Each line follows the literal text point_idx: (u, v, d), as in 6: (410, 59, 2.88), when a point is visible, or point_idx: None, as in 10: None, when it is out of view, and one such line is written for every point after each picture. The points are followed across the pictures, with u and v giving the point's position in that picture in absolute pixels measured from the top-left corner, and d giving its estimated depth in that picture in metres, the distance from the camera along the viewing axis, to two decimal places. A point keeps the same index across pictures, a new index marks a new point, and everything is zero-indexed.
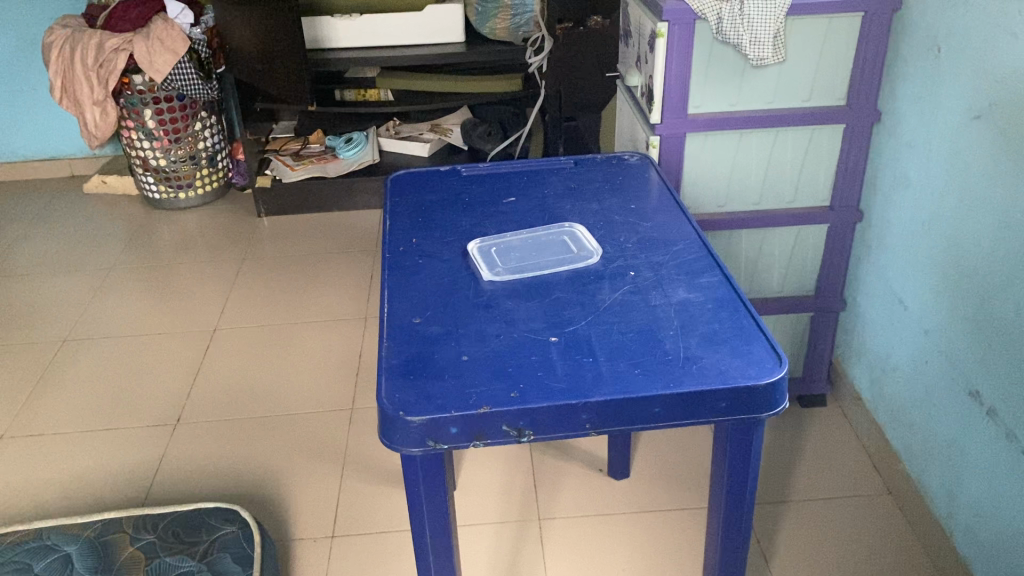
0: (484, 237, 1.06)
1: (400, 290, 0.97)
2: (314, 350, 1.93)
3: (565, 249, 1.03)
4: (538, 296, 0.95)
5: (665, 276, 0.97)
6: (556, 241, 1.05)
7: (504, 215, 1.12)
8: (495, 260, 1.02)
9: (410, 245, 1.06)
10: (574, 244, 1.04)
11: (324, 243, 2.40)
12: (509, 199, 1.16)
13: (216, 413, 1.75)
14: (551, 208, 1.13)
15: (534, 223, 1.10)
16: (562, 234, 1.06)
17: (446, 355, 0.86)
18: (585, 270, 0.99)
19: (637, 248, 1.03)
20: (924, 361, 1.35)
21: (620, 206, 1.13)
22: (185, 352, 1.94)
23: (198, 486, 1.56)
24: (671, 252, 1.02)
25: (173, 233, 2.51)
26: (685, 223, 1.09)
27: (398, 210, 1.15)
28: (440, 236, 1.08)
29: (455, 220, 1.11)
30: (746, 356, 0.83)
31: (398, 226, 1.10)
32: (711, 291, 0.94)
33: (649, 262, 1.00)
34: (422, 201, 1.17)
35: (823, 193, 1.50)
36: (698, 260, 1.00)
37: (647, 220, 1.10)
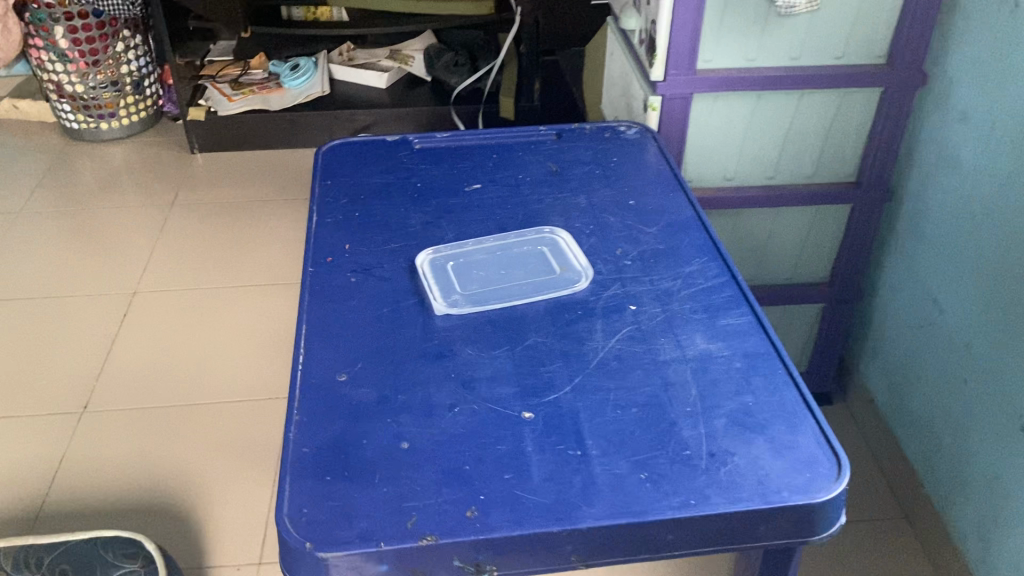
0: (438, 247, 0.81)
1: (322, 326, 0.72)
2: (249, 322, 1.67)
3: (543, 271, 0.78)
4: (509, 341, 0.71)
5: (677, 315, 0.73)
6: (533, 255, 0.80)
7: (466, 213, 0.87)
8: (452, 280, 0.77)
9: (341, 255, 0.81)
10: (556, 259, 0.79)
11: (268, 186, 2.12)
12: (473, 186, 0.91)
13: (129, 400, 1.50)
14: (525, 203, 0.88)
15: (505, 224, 0.85)
16: (542, 243, 0.82)
17: (376, 439, 0.62)
18: (569, 302, 0.75)
19: (638, 269, 0.79)
20: (963, 380, 1.15)
21: (612, 201, 0.88)
22: (96, 321, 1.68)
23: (102, 496, 1.32)
24: (681, 275, 0.78)
25: (94, 170, 2.20)
26: (697, 230, 0.84)
27: (327, 200, 0.89)
28: (381, 241, 0.83)
29: (402, 218, 0.86)
30: (792, 454, 0.60)
31: (326, 224, 0.85)
32: (739, 342, 0.70)
33: (656, 290, 0.76)
34: (360, 185, 0.91)
35: (849, 166, 1.25)
36: (718, 289, 0.76)
37: (651, 223, 0.85)
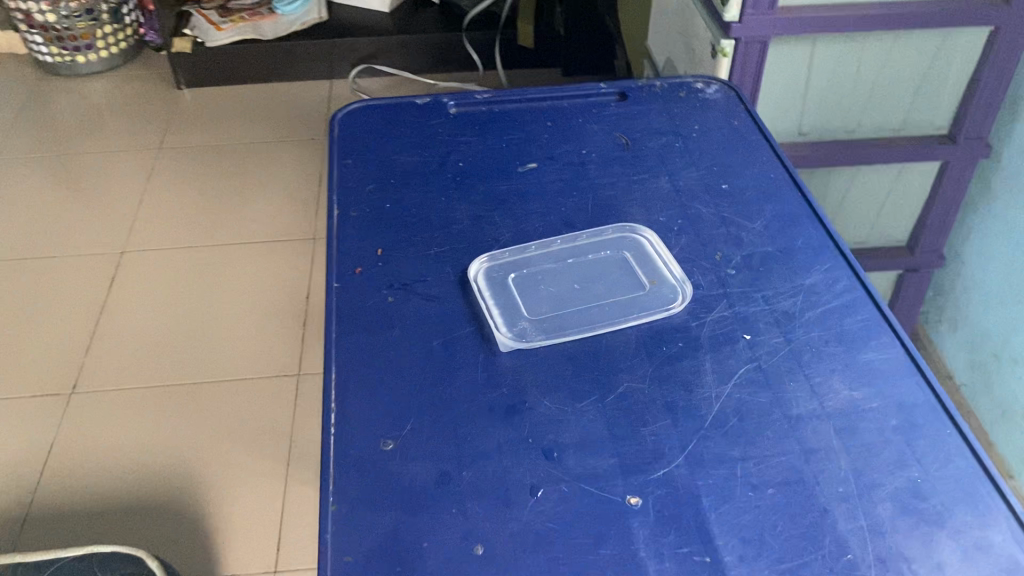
0: (493, 253, 0.65)
1: (358, 368, 0.57)
2: (252, 286, 1.52)
3: (629, 288, 0.63)
4: (597, 388, 0.56)
5: (805, 348, 0.58)
6: (613, 263, 0.65)
7: (523, 205, 0.70)
8: (517, 301, 0.62)
9: (373, 264, 0.65)
10: (644, 270, 0.64)
11: (264, 127, 1.93)
12: (528, 166, 0.74)
13: (122, 378, 1.35)
14: (594, 189, 0.72)
15: (572, 220, 0.69)
16: (623, 246, 0.66)
17: (441, 539, 0.48)
18: (665, 330, 0.60)
19: (745, 281, 0.63)
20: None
21: (700, 185, 0.72)
22: (83, 286, 1.52)
23: (96, 492, 1.19)
24: (802, 289, 0.62)
25: (72, 108, 2.00)
26: (812, 224, 0.68)
27: (349, 185, 0.72)
28: (421, 243, 0.67)
29: (444, 211, 0.70)
30: (986, 561, 0.47)
31: (351, 220, 0.69)
32: (889, 388, 0.55)
33: (773, 311, 0.61)
34: (389, 165, 0.74)
35: (942, 117, 1.08)
36: (850, 308, 0.61)
37: (752, 215, 0.69)
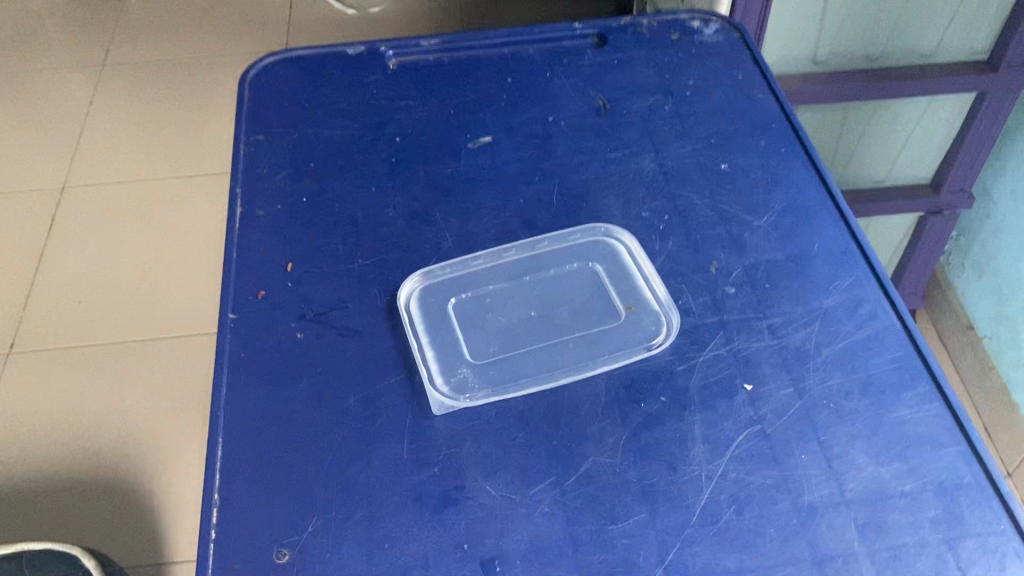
0: (431, 268, 0.52)
1: (253, 437, 0.45)
2: (205, 226, 1.39)
3: (598, 318, 0.50)
4: (555, 466, 0.44)
5: (820, 402, 0.46)
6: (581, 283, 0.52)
7: (472, 196, 0.57)
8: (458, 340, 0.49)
9: (281, 285, 0.52)
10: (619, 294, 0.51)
11: (219, 36, 1.75)
12: (480, 141, 0.60)
13: (65, 334, 1.24)
14: (561, 174, 0.58)
15: (533, 219, 0.55)
16: (594, 260, 0.53)
17: None
18: (645, 378, 0.47)
19: (747, 304, 0.50)
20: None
21: (693, 166, 0.58)
22: (21, 225, 1.39)
23: (34, 464, 1.09)
24: (818, 317, 0.50)
25: (7, 16, 1.81)
26: (831, 220, 0.55)
27: (257, 171, 0.58)
28: (342, 253, 0.53)
29: (375, 206, 0.56)
30: None
31: (258, 222, 0.55)
32: (926, 460, 0.43)
33: (782, 348, 0.48)
34: (310, 141, 0.60)
35: (983, 41, 0.92)
36: (879, 343, 0.48)
37: (758, 208, 0.55)
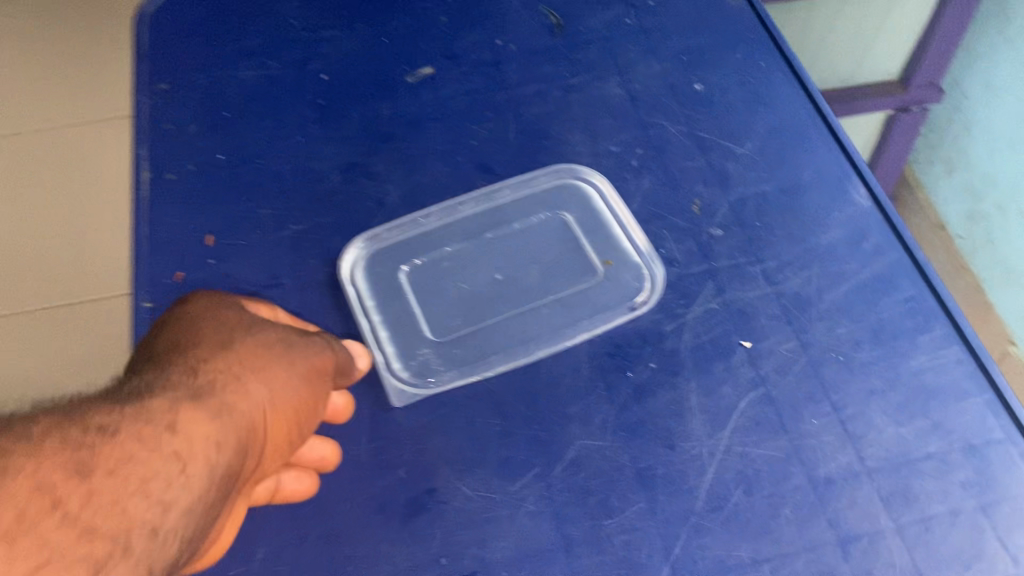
0: (375, 231, 0.46)
1: None
2: None
3: (574, 275, 0.44)
4: (537, 455, 0.38)
5: (829, 356, 0.41)
6: (551, 238, 0.46)
7: (415, 141, 0.49)
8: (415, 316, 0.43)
9: (201, 264, 0.45)
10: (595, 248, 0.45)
11: None
12: (421, 73, 0.52)
13: None
14: (516, 106, 0.50)
15: (488, 163, 0.48)
16: (563, 209, 0.47)
17: None
18: (630, 343, 0.41)
19: (737, 247, 0.44)
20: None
21: (664, 87, 0.51)
22: None
23: None
24: (819, 256, 0.44)
25: None
26: (823, 141, 0.48)
27: (162, 127, 0.50)
28: (270, 220, 0.46)
29: (304, 161, 0.48)
30: None
31: (168, 188, 0.47)
32: (950, 414, 0.39)
33: (780, 297, 0.43)
34: (221, 87, 0.52)
35: None
36: (888, 282, 0.43)
37: (740, 133, 0.49)
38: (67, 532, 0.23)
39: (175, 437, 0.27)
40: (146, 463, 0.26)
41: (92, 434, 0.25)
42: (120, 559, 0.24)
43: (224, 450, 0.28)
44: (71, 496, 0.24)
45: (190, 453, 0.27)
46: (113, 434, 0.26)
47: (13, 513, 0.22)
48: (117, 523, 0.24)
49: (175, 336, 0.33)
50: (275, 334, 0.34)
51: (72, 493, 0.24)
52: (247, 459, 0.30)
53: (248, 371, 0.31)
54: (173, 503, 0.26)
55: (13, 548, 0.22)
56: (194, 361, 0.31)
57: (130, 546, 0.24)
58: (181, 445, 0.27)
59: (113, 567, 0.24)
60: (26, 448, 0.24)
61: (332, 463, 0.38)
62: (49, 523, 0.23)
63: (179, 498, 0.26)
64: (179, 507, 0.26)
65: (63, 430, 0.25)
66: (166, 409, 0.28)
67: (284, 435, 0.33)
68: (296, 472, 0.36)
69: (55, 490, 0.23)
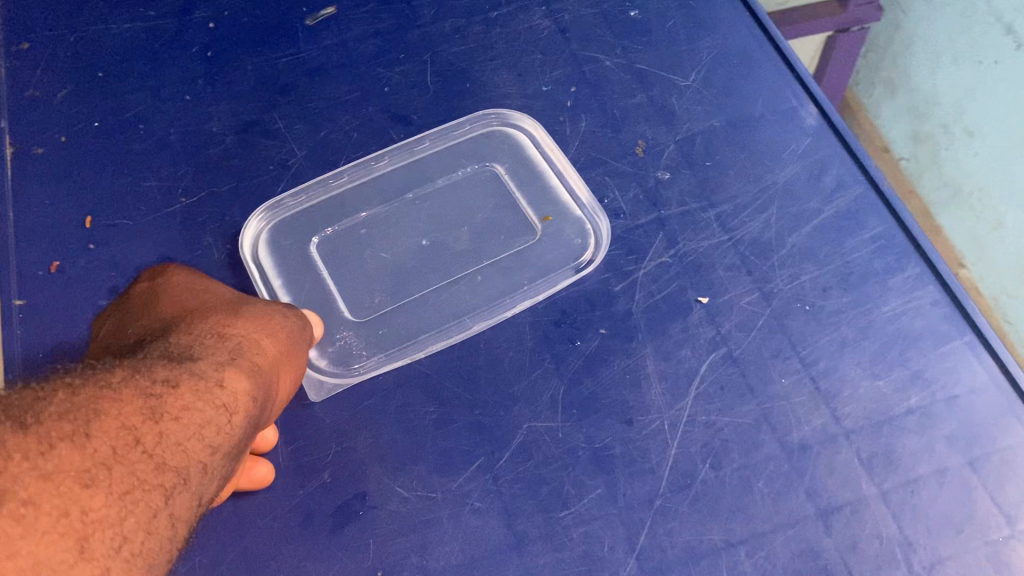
0: (279, 199, 0.40)
1: None
2: None
3: (509, 236, 0.39)
4: (480, 443, 0.34)
5: (794, 306, 0.37)
6: (477, 194, 0.41)
7: (319, 92, 0.43)
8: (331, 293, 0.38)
9: (80, 251, 0.39)
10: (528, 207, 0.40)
11: None
12: (321, 15, 0.46)
13: None
14: (432, 47, 0.45)
15: (404, 113, 0.43)
16: (488, 164, 0.42)
17: None
18: (575, 307, 0.37)
19: (687, 192, 0.40)
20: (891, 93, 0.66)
21: (594, 16, 0.46)
22: None
23: None
24: (776, 194, 0.40)
25: None
26: (772, 68, 0.44)
27: (24, 95, 0.43)
28: (158, 194, 0.40)
29: (193, 125, 0.42)
30: None
31: (34, 165, 0.41)
32: (930, 362, 0.35)
33: (737, 245, 0.38)
34: (91, 42, 0.45)
35: None
36: (852, 219, 0.39)
37: (681, 62, 0.44)
38: (147, 465, 0.22)
39: (225, 388, 0.26)
40: (203, 407, 0.25)
41: (160, 383, 0.24)
42: (181, 491, 0.23)
43: (261, 402, 0.27)
44: (148, 434, 0.23)
45: (238, 401, 0.26)
46: (175, 384, 0.25)
47: (109, 445, 0.22)
48: (182, 457, 0.23)
49: (160, 309, 0.31)
50: (268, 301, 0.33)
51: (147, 431, 0.23)
52: (267, 420, 0.29)
53: (261, 337, 0.30)
54: (220, 447, 0.25)
55: (107, 470, 0.21)
56: (204, 322, 0.29)
57: (189, 479, 0.23)
58: (229, 390, 0.26)
59: (179, 498, 0.23)
60: (98, 387, 0.23)
61: (269, 444, 0.33)
62: (135, 457, 0.22)
63: (230, 443, 0.25)
64: (226, 450, 0.25)
65: (134, 376, 0.24)
66: (215, 363, 0.26)
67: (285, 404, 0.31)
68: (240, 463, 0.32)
69: (135, 443, 0.22)
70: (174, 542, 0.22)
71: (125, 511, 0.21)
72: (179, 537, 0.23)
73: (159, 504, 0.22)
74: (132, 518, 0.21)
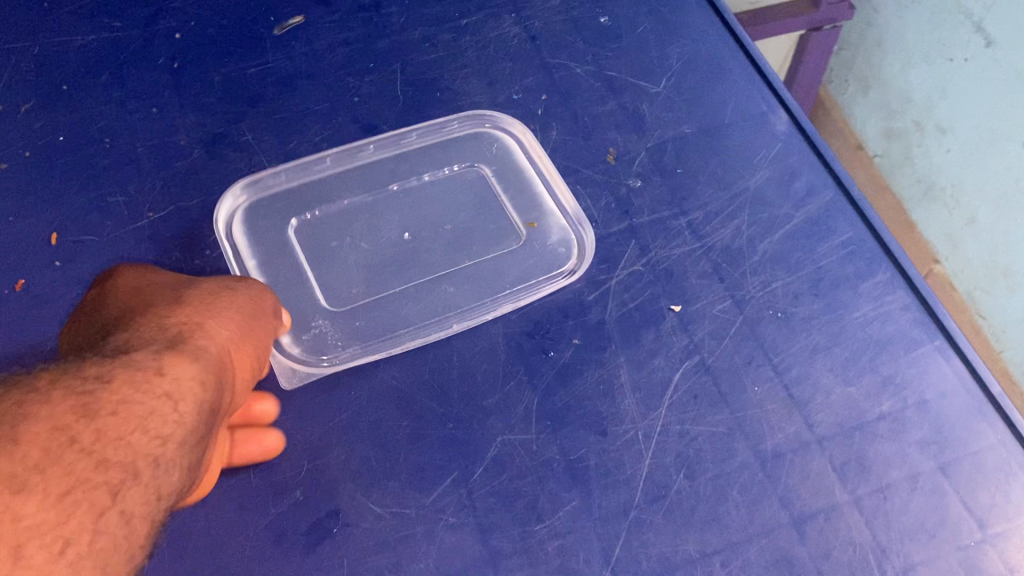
0: (260, 176, 0.41)
1: None
2: None
3: (494, 231, 0.40)
4: (453, 457, 0.34)
5: (766, 314, 0.37)
6: (459, 189, 0.41)
7: (288, 104, 0.43)
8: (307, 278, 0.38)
9: (46, 269, 0.38)
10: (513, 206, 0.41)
11: None
12: (288, 25, 0.45)
13: None
14: (401, 56, 0.44)
15: (374, 124, 0.42)
16: (470, 158, 0.42)
17: None
18: (548, 318, 0.37)
19: (658, 200, 0.40)
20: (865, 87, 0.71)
21: (564, 23, 0.46)
22: None
23: None
24: (747, 200, 0.40)
25: None
26: (744, 74, 0.44)
27: None
28: (125, 210, 0.40)
29: (161, 138, 0.42)
30: None
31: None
32: (901, 367, 0.36)
33: (708, 253, 0.38)
34: (55, 55, 0.44)
35: None
36: (822, 226, 0.39)
37: (651, 70, 0.44)
38: (85, 464, 0.22)
39: (166, 376, 0.25)
40: (144, 400, 0.24)
41: (94, 378, 0.24)
42: (132, 484, 0.23)
43: (212, 386, 0.27)
44: (84, 431, 0.22)
45: (183, 390, 0.26)
46: (111, 377, 0.24)
47: (37, 450, 0.21)
48: (127, 451, 0.23)
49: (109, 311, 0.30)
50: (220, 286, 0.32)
51: (83, 428, 0.22)
52: (224, 404, 0.29)
53: (207, 323, 0.29)
54: (171, 436, 0.25)
55: (48, 470, 0.21)
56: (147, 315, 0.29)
57: (141, 474, 0.23)
58: (170, 380, 0.26)
59: (128, 493, 0.23)
60: (24, 391, 0.22)
61: (270, 417, 0.34)
62: (69, 457, 0.22)
63: (178, 432, 0.25)
64: (178, 440, 0.25)
65: (62, 375, 0.23)
66: (152, 355, 0.26)
67: (242, 395, 0.31)
68: (247, 433, 0.33)
69: (67, 447, 0.22)
70: (128, 539, 0.22)
71: (65, 514, 0.21)
72: (136, 532, 0.23)
73: (106, 502, 0.22)
74: (75, 519, 0.21)
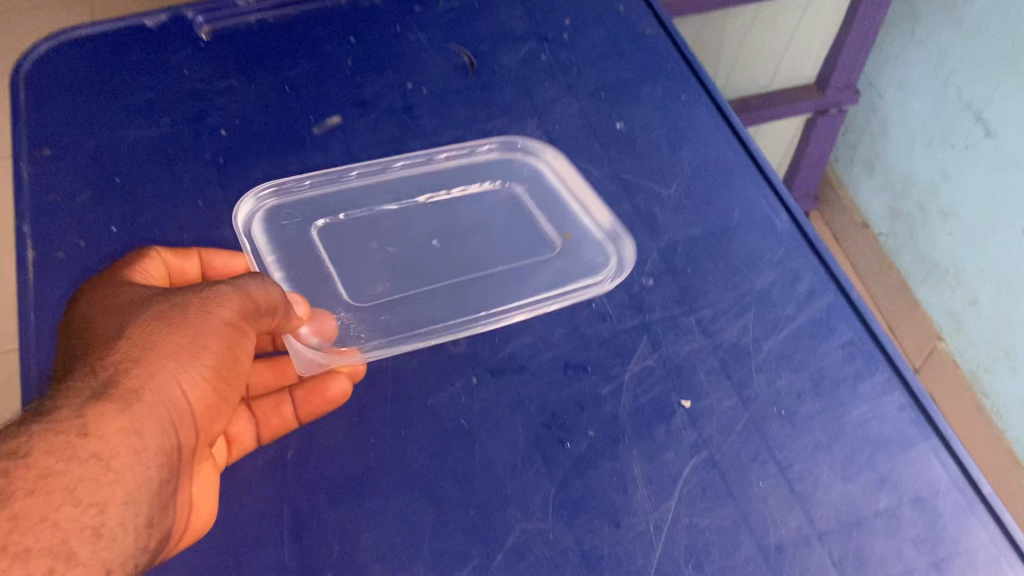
0: (287, 183, 0.46)
1: None
2: None
3: (500, 254, 0.45)
4: (475, 544, 0.36)
5: (771, 411, 0.39)
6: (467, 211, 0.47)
7: (326, 200, 0.46)
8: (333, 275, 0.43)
9: None
10: (519, 230, 0.46)
11: None
12: (328, 124, 0.49)
13: None
14: None
15: None
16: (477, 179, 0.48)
17: None
18: (566, 410, 0.39)
19: (670, 298, 0.43)
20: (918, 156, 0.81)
21: (583, 128, 0.50)
22: None
23: None
24: (753, 301, 0.43)
25: None
26: (752, 180, 0.47)
27: (47, 200, 0.45)
28: None
29: (208, 230, 0.45)
30: None
31: (56, 267, 0.42)
32: (896, 466, 0.38)
33: (717, 351, 0.41)
34: (112, 148, 0.48)
35: None
36: (823, 327, 0.42)
37: (664, 174, 0.47)
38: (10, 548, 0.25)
39: (92, 433, 0.28)
40: (70, 465, 0.27)
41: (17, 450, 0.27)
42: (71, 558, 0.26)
43: (147, 432, 0.30)
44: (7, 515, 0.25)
45: (114, 446, 0.28)
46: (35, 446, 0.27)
47: None
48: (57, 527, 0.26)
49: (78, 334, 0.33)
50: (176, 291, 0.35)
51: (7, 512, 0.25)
52: (185, 425, 0.32)
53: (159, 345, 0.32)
54: (109, 500, 0.28)
55: None
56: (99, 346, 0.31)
57: (78, 548, 0.26)
58: (102, 438, 0.28)
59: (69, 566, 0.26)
60: None
61: (345, 393, 0.38)
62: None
63: (112, 490, 0.28)
64: (116, 496, 0.28)
65: None
66: (77, 407, 0.28)
67: (214, 409, 0.33)
68: (312, 388, 0.38)
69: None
70: None
71: None
72: None
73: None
74: None
